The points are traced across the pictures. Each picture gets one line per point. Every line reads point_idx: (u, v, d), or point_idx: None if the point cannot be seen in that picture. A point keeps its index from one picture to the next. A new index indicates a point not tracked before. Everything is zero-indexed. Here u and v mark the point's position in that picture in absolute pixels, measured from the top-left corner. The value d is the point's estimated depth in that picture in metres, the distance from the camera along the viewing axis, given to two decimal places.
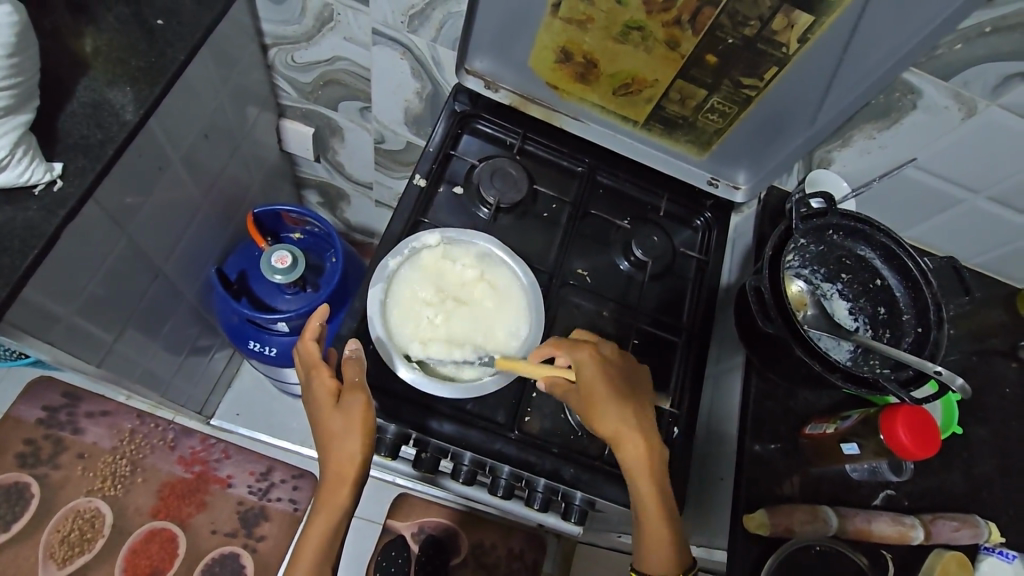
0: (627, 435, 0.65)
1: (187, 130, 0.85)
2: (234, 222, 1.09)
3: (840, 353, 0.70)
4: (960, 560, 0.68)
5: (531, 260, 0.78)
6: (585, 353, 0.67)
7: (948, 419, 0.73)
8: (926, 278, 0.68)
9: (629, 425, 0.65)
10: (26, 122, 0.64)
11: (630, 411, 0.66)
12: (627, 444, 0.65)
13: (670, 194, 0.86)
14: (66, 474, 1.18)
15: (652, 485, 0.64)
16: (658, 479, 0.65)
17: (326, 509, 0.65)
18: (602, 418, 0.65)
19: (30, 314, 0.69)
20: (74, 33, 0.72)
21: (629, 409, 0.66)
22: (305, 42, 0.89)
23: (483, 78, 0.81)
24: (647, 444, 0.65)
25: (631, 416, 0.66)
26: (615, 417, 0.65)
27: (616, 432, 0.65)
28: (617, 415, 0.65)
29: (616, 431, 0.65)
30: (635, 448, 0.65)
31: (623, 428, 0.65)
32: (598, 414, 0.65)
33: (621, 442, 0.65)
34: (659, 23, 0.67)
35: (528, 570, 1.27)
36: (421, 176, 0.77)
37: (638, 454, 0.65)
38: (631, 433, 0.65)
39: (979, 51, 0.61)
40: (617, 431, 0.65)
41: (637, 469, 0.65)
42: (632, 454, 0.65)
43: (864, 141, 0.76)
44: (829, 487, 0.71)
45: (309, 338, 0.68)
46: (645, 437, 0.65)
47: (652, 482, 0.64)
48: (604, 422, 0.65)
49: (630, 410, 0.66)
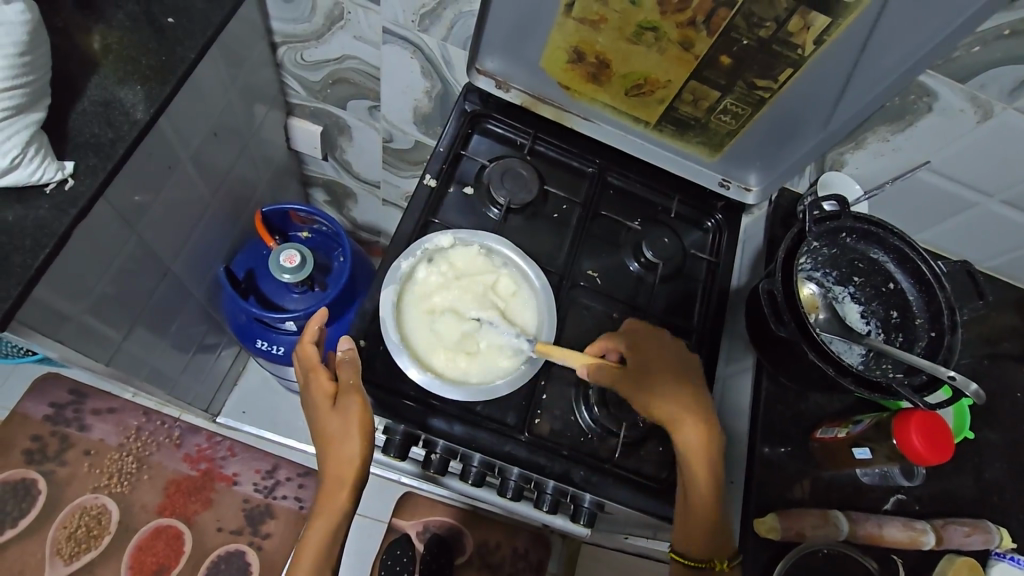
0: (685, 418, 0.67)
1: (195, 128, 0.85)
2: (241, 220, 1.09)
3: (851, 356, 0.69)
4: (972, 565, 0.67)
5: (542, 261, 0.77)
6: (638, 341, 0.70)
7: (960, 424, 0.73)
8: (939, 282, 0.67)
9: (687, 409, 0.67)
10: (39, 120, 0.63)
11: (687, 395, 0.68)
12: (685, 425, 0.67)
13: (681, 195, 0.85)
14: (72, 471, 1.18)
15: (708, 471, 0.66)
16: (714, 462, 0.66)
17: (326, 513, 0.65)
18: (657, 401, 0.68)
19: (42, 313, 0.69)
20: (83, 30, 0.72)
21: (686, 392, 0.68)
22: (315, 41, 0.88)
23: (494, 78, 0.81)
24: (703, 428, 0.67)
25: (688, 400, 0.68)
26: (673, 400, 0.68)
27: (673, 415, 0.67)
28: (675, 399, 0.68)
29: (672, 414, 0.67)
30: (693, 428, 0.67)
31: (682, 412, 0.67)
32: (656, 398, 0.68)
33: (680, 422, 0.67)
34: (674, 24, 0.67)
35: (532, 570, 1.27)
36: (431, 177, 0.76)
37: (699, 434, 0.67)
38: (691, 414, 0.67)
39: (996, 55, 0.61)
40: (674, 414, 0.67)
41: (694, 452, 0.66)
42: (688, 433, 0.67)
43: (878, 144, 0.75)
44: (839, 492, 0.71)
45: (307, 341, 0.69)
46: (701, 422, 0.67)
47: (707, 465, 0.66)
48: (659, 405, 0.68)
49: (684, 392, 0.68)
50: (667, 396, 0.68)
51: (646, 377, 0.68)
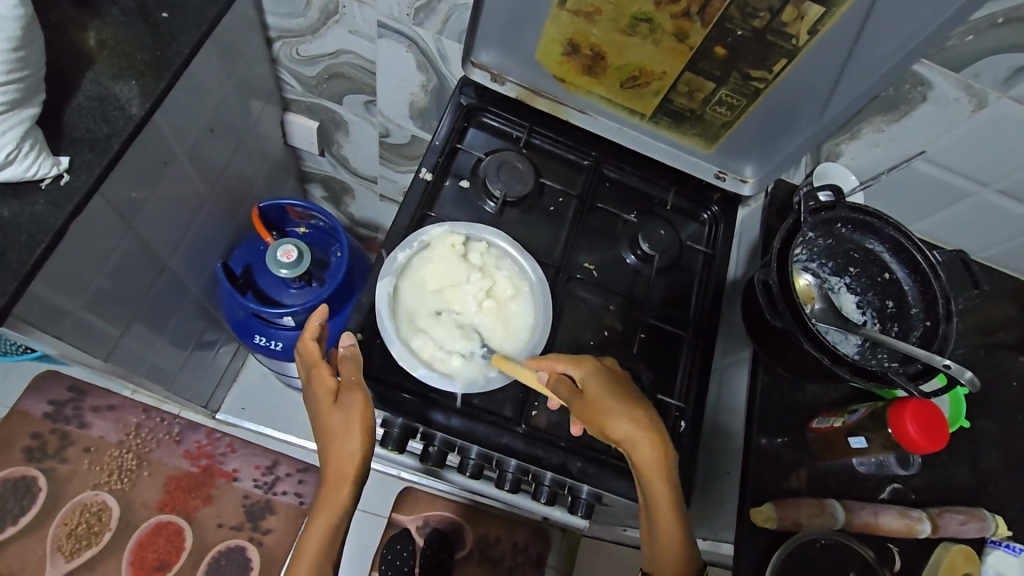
0: (639, 441, 0.64)
1: (191, 123, 0.85)
2: (239, 216, 1.09)
3: (847, 346, 0.69)
4: (968, 553, 0.67)
5: (538, 254, 0.77)
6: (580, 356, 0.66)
7: (956, 413, 0.73)
8: (935, 272, 0.68)
9: (642, 430, 0.64)
10: (33, 116, 0.64)
11: (638, 413, 0.64)
12: (640, 448, 0.64)
13: (676, 187, 0.86)
14: (72, 468, 1.18)
15: (669, 494, 0.63)
16: (671, 485, 0.64)
17: (327, 509, 0.65)
18: (606, 421, 0.64)
19: (39, 309, 0.69)
20: (78, 26, 0.72)
21: (635, 411, 0.64)
22: (310, 35, 0.89)
23: (489, 71, 0.81)
24: (658, 447, 0.64)
25: (639, 417, 0.64)
26: (621, 421, 0.64)
27: (628, 437, 0.64)
28: (627, 419, 0.64)
29: (621, 434, 0.64)
30: (647, 452, 0.63)
31: (636, 432, 0.63)
32: (608, 419, 0.64)
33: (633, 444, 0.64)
34: (668, 15, 0.67)
35: (532, 564, 1.27)
36: (427, 170, 0.77)
37: (656, 455, 0.63)
38: (646, 435, 0.63)
39: (990, 43, 0.61)
40: (629, 434, 0.64)
41: (653, 474, 0.63)
42: (642, 456, 0.64)
43: (873, 134, 0.75)
44: (835, 482, 0.71)
45: (308, 337, 0.68)
46: (656, 439, 0.64)
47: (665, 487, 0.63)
48: (608, 425, 0.64)
49: (631, 409, 0.64)
50: (617, 416, 0.64)
51: (598, 399, 0.64)
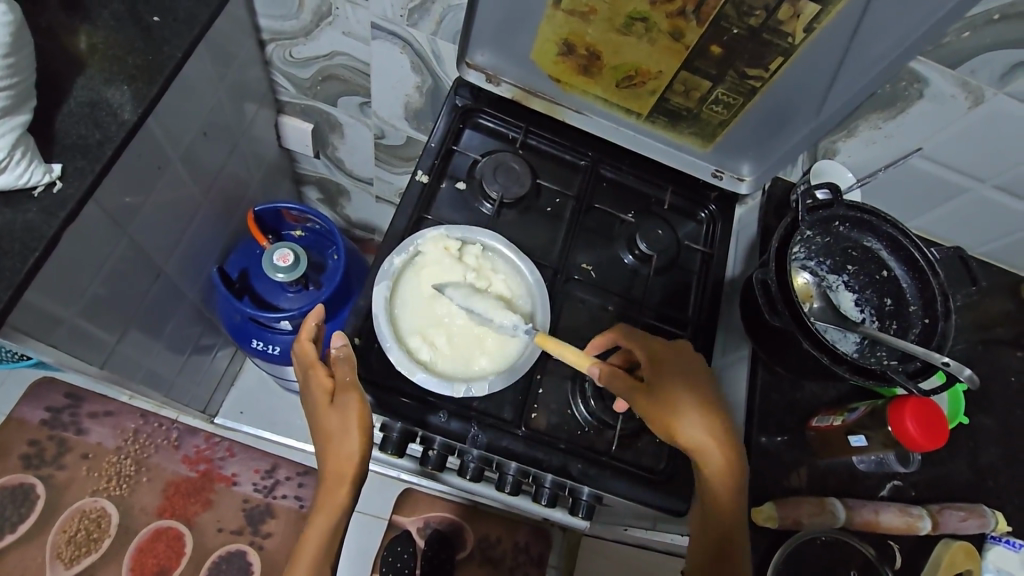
0: (708, 446, 0.63)
1: (185, 128, 0.84)
2: (234, 220, 1.08)
3: (846, 345, 0.69)
4: (968, 550, 0.68)
5: (535, 255, 0.77)
6: (651, 345, 0.68)
7: (955, 409, 0.73)
8: (933, 268, 0.68)
9: (713, 437, 0.64)
10: (24, 123, 0.63)
11: (711, 420, 0.65)
12: (709, 454, 0.63)
13: (674, 186, 0.85)
14: (71, 475, 1.18)
15: (732, 502, 0.62)
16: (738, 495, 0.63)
17: (325, 510, 0.65)
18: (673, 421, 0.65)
19: (34, 318, 0.68)
20: (69, 31, 0.71)
21: (706, 415, 0.65)
22: (304, 37, 0.88)
23: (484, 71, 0.80)
24: (728, 458, 0.63)
25: (713, 424, 0.64)
26: (691, 425, 0.64)
27: (698, 445, 0.63)
28: (698, 424, 0.64)
29: (687, 437, 0.64)
30: (715, 459, 0.63)
31: (707, 438, 0.63)
32: (676, 420, 0.64)
33: (702, 449, 0.63)
34: (663, 15, 0.66)
35: (533, 563, 1.27)
36: (423, 172, 0.76)
37: (724, 464, 0.63)
38: (717, 442, 0.63)
39: (987, 39, 0.61)
40: (698, 441, 0.63)
41: (719, 480, 0.63)
42: (710, 462, 0.63)
43: (870, 131, 0.75)
44: (836, 480, 0.71)
45: (305, 338, 0.69)
46: (726, 449, 0.63)
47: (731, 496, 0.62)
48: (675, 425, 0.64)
49: (703, 414, 0.65)
50: (687, 419, 0.64)
51: (667, 396, 0.65)
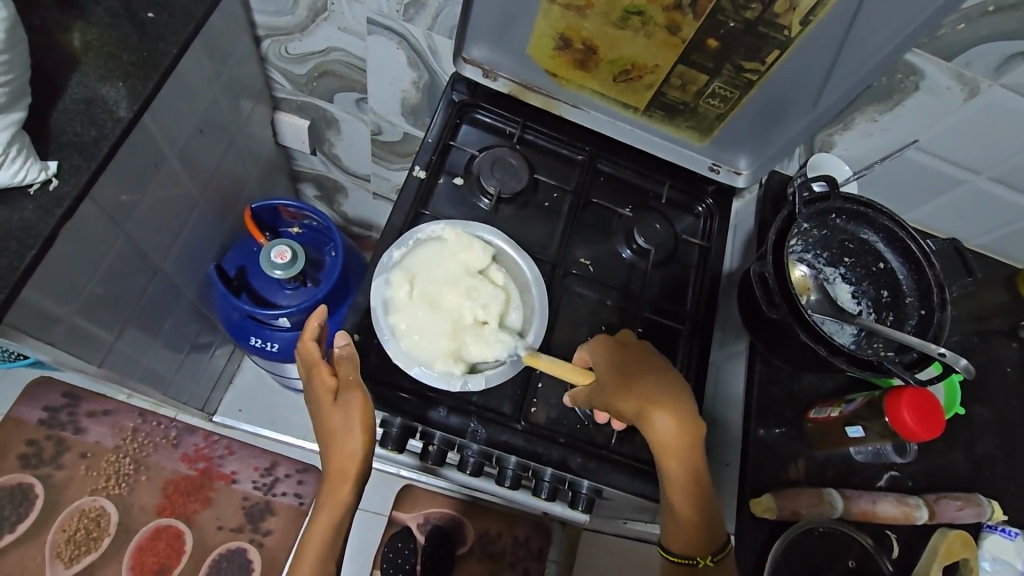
0: (652, 412, 0.63)
1: (180, 125, 0.84)
2: (231, 217, 1.08)
3: (843, 336, 0.70)
4: (965, 539, 0.68)
5: (533, 250, 0.77)
6: (599, 345, 0.69)
7: (951, 399, 0.74)
8: (929, 260, 0.68)
9: (656, 403, 0.64)
10: (19, 120, 0.63)
11: (653, 385, 0.64)
12: (655, 421, 0.63)
13: (670, 179, 0.85)
14: (69, 474, 1.18)
15: (683, 465, 0.63)
16: (688, 458, 0.63)
17: (330, 507, 0.65)
18: (626, 397, 0.64)
19: (30, 316, 0.68)
20: (63, 28, 0.71)
21: (653, 384, 0.64)
22: (299, 33, 0.88)
23: (481, 66, 0.80)
24: (676, 421, 0.63)
25: (655, 392, 0.64)
26: (633, 398, 0.64)
27: (638, 412, 0.64)
28: (640, 394, 0.64)
29: (641, 408, 0.64)
30: (662, 422, 0.63)
31: (648, 407, 0.64)
32: (618, 398, 0.65)
33: (647, 416, 0.64)
34: (659, 8, 0.66)
35: (533, 558, 1.28)
36: (421, 168, 0.76)
37: (671, 428, 0.63)
38: (662, 407, 0.63)
39: (982, 31, 0.61)
40: (639, 411, 0.64)
41: (668, 447, 0.63)
42: (659, 428, 0.63)
43: (866, 124, 0.75)
44: (834, 472, 0.71)
45: (308, 338, 0.68)
46: (673, 413, 0.63)
47: (682, 459, 0.63)
48: (628, 400, 0.64)
49: (655, 385, 0.64)
50: (628, 394, 0.64)
51: (611, 378, 0.65)
